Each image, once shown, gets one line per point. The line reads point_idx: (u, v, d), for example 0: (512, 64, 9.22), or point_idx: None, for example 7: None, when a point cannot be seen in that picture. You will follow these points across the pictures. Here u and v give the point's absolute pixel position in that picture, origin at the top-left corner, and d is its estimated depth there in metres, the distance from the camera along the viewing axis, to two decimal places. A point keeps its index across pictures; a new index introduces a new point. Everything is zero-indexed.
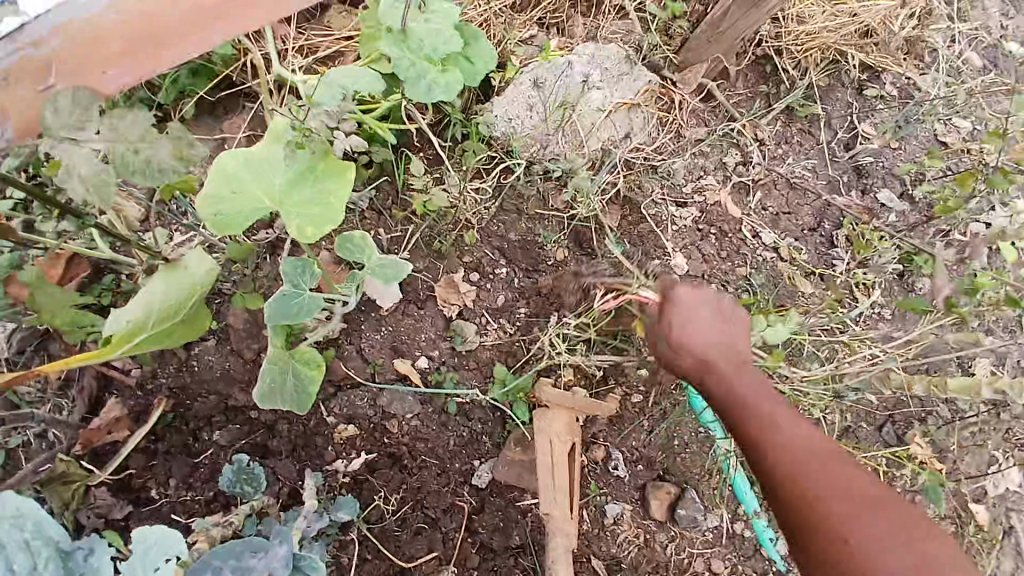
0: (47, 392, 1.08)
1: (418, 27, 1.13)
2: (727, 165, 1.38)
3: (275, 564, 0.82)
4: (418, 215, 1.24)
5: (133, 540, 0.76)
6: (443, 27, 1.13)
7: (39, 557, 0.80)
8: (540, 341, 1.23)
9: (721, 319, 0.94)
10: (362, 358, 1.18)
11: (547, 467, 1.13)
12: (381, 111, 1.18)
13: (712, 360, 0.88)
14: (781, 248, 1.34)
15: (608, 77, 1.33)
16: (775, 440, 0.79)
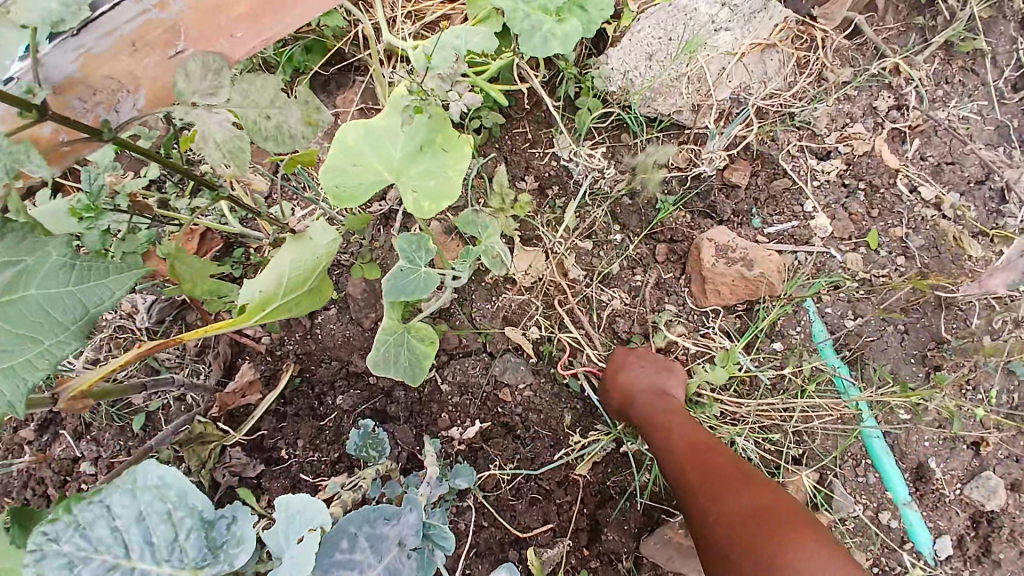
0: (185, 357, 1.16)
1: None
2: (879, 110, 1.20)
3: (406, 531, 0.82)
4: (527, 180, 1.19)
5: (278, 506, 0.70)
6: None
7: (181, 528, 0.68)
8: (657, 313, 1.17)
9: (658, 371, 1.10)
10: (473, 327, 1.17)
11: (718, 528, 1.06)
12: (492, 72, 1.13)
13: (634, 398, 1.05)
14: (946, 204, 1.16)
15: (739, 14, 1.15)
16: (693, 463, 0.94)
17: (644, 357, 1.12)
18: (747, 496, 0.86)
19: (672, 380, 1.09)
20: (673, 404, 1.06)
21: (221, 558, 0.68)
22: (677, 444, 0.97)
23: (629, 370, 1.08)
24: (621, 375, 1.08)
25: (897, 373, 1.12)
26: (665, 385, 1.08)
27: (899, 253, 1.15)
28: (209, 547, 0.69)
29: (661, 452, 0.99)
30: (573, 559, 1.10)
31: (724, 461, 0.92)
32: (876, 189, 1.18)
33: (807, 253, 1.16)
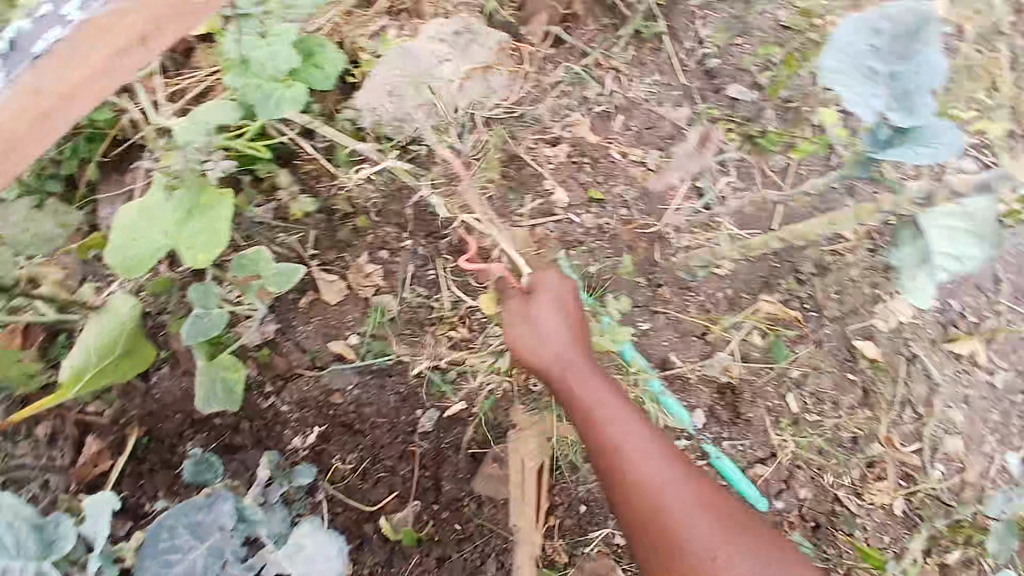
0: (36, 449, 1.25)
1: (258, 52, 1.18)
2: (589, 98, 1.50)
3: (218, 516, 1.15)
4: (315, 217, 1.40)
5: (88, 502, 1.11)
6: (282, 49, 1.18)
7: (18, 533, 1.06)
8: (449, 296, 1.42)
9: (565, 315, 1.11)
10: (300, 349, 1.38)
11: (515, 471, 1.36)
12: (250, 133, 1.33)
13: (566, 368, 1.05)
14: (648, 160, 1.47)
15: (454, 47, 1.41)
16: (606, 426, 1.00)
17: (541, 301, 1.13)
18: (669, 467, 0.96)
19: (558, 321, 1.10)
20: (555, 343, 1.07)
21: (52, 549, 1.08)
22: (603, 442, 0.99)
23: (546, 347, 1.07)
24: (529, 340, 1.09)
25: (635, 300, 1.41)
26: (548, 319, 1.10)
27: (623, 205, 1.45)
28: (41, 542, 1.08)
29: (567, 401, 1.04)
30: (426, 515, 1.33)
31: (658, 447, 0.98)
32: (598, 161, 1.47)
33: (556, 222, 1.44)
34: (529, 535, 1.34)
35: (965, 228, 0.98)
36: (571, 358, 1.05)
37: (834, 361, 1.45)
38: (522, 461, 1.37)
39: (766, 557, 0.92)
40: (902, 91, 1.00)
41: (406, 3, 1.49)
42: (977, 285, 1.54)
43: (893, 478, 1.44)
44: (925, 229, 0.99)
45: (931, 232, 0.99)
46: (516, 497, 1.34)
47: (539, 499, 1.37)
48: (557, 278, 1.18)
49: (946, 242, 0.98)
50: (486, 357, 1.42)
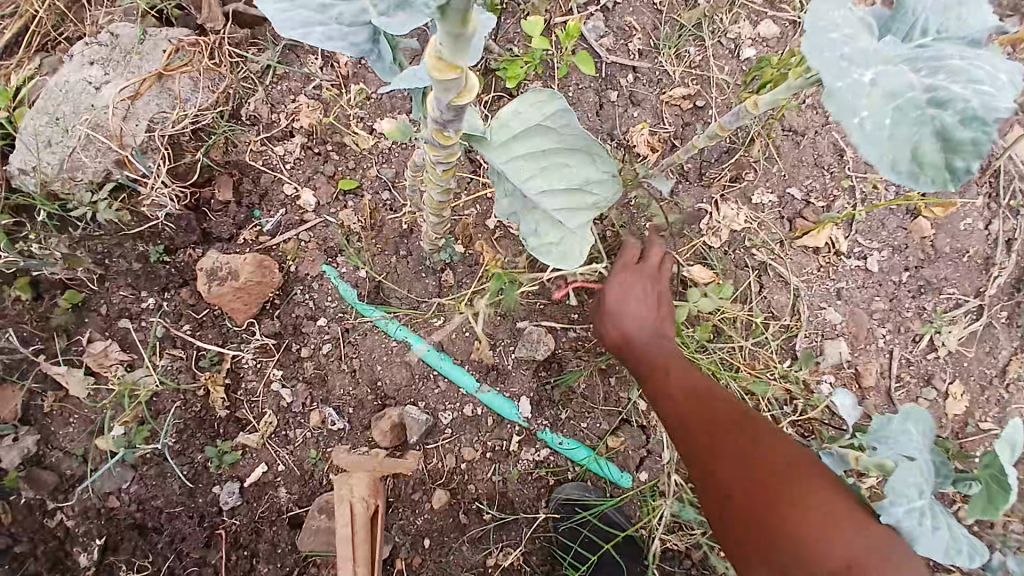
0: None
1: None
2: (313, 75, 1.27)
3: None
4: (16, 312, 1.18)
5: None
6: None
7: None
8: (212, 350, 1.20)
9: (653, 305, 1.10)
10: (62, 455, 1.20)
11: (345, 538, 1.08)
12: None
13: (657, 334, 1.08)
14: (397, 128, 1.26)
15: (113, 64, 1.16)
16: (725, 406, 0.96)
17: (637, 276, 1.13)
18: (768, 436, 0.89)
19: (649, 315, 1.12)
20: (657, 332, 1.07)
21: None
22: (677, 399, 0.98)
23: (639, 341, 1.06)
24: (610, 301, 1.10)
25: (421, 293, 1.21)
26: (657, 315, 1.10)
27: (382, 187, 1.25)
28: None
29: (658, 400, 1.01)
30: None
31: (736, 433, 0.90)
32: (344, 145, 1.26)
33: (310, 232, 1.23)
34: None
35: (556, 147, 0.83)
36: (663, 331, 1.08)
37: (670, 295, 1.27)
38: (352, 504, 1.09)
39: (827, 523, 0.75)
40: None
41: (68, 29, 1.24)
42: (817, 162, 1.31)
43: (772, 404, 1.29)
44: (507, 172, 0.80)
45: (514, 173, 0.81)
46: (346, 554, 1.08)
47: (371, 552, 1.12)
48: (651, 268, 1.15)
49: (542, 174, 0.82)
50: (273, 406, 1.20)
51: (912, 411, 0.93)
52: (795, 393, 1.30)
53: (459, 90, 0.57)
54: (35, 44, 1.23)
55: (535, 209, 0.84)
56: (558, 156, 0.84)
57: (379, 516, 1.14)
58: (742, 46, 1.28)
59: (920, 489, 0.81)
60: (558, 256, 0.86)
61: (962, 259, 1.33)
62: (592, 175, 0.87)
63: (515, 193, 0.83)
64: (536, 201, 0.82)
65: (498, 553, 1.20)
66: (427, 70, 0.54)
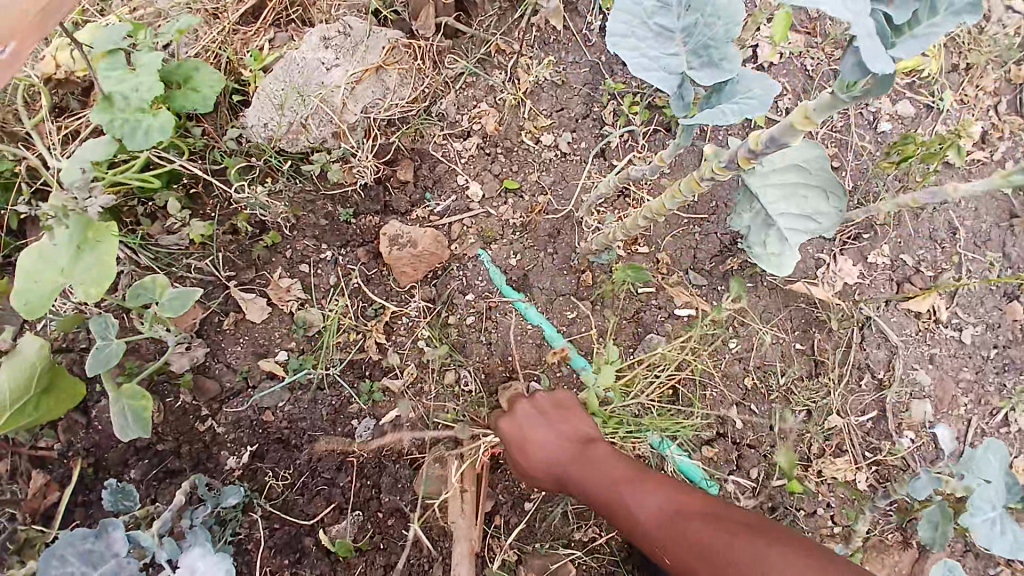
0: None
1: (120, 86, 1.14)
2: (495, 87, 1.45)
3: (113, 545, 0.99)
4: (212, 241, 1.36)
5: None
6: (149, 78, 1.14)
7: None
8: (374, 303, 1.40)
9: (556, 426, 1.21)
10: (231, 369, 1.37)
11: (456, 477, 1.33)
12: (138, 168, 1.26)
13: (556, 471, 1.16)
14: (561, 144, 1.42)
15: (342, 50, 1.37)
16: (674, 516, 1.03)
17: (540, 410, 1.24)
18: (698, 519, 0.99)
19: (578, 426, 1.22)
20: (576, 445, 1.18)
21: None
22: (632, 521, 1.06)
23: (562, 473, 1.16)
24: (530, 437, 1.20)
25: (560, 288, 1.38)
26: (565, 432, 1.20)
27: (539, 192, 1.41)
28: None
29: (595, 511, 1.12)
30: (369, 524, 1.32)
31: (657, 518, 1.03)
32: (511, 150, 1.44)
33: (473, 218, 1.41)
34: (469, 531, 1.30)
35: (803, 183, 1.02)
36: (577, 440, 1.19)
37: (782, 331, 1.40)
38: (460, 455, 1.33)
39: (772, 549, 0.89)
40: (699, 49, 0.73)
41: (294, 11, 1.44)
42: (931, 236, 1.45)
43: (857, 449, 1.39)
44: (758, 194, 1.03)
45: (764, 196, 1.03)
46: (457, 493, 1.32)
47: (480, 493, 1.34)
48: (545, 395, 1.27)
49: (784, 202, 1.02)
50: (416, 360, 1.38)
51: (992, 442, 1.08)
52: (878, 442, 1.40)
53: (797, 138, 0.75)
54: (270, 18, 1.43)
55: (769, 227, 1.04)
56: (806, 188, 1.02)
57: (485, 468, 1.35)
58: (880, 120, 1.45)
59: (994, 504, 1.02)
60: (775, 265, 1.05)
61: None
62: (823, 208, 1.02)
63: (758, 210, 1.05)
64: (774, 217, 1.03)
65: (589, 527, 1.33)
66: (793, 123, 0.71)
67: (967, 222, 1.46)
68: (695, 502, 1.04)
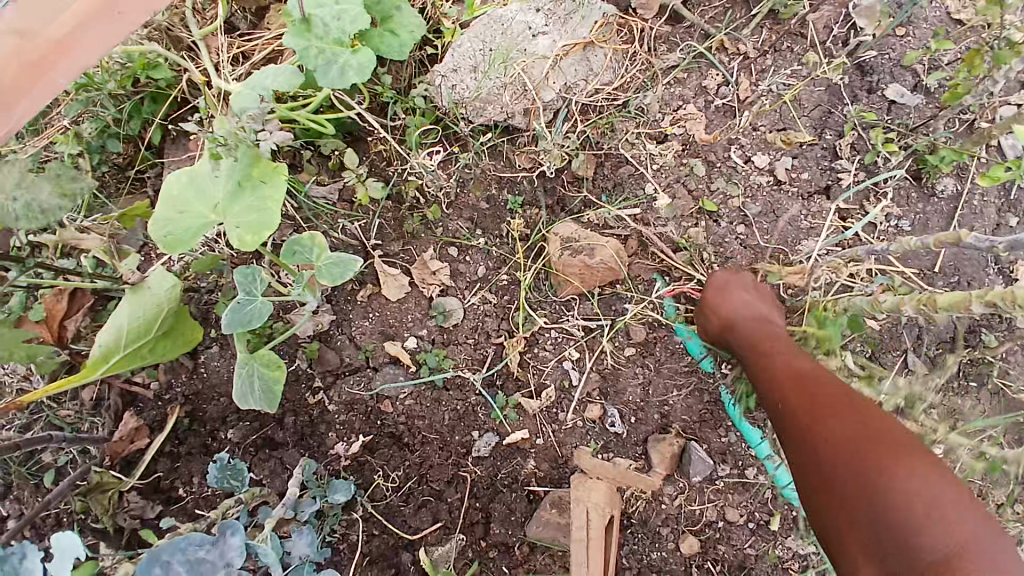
0: (83, 413, 1.24)
1: (321, 12, 1.00)
2: (708, 89, 1.23)
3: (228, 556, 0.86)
4: (365, 205, 1.21)
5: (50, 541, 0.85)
6: (353, 7, 1.00)
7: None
8: (521, 309, 1.22)
9: (755, 292, 1.11)
10: (354, 345, 1.23)
11: (581, 541, 1.10)
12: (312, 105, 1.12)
13: (734, 322, 1.07)
14: (776, 170, 1.19)
15: (553, 18, 1.20)
16: (853, 411, 0.84)
17: (736, 281, 1.12)
18: (844, 423, 0.82)
19: (773, 312, 1.11)
20: (764, 319, 1.08)
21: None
22: (778, 373, 0.96)
23: (733, 335, 1.07)
24: (713, 293, 1.12)
25: None
26: (766, 312, 1.09)
27: (738, 222, 1.19)
28: None
29: (764, 392, 0.96)
30: (470, 552, 1.17)
31: (838, 420, 0.83)
32: (712, 165, 1.21)
33: (654, 236, 1.21)
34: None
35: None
36: (769, 322, 1.07)
37: (1000, 445, 1.15)
38: (588, 513, 1.10)
39: (901, 485, 0.73)
40: None
41: None
42: None
43: None
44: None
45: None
46: (582, 557, 1.09)
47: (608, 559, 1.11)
48: (735, 270, 1.15)
49: None
50: (557, 381, 1.21)
51: None
52: None
53: None
54: None
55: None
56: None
57: (615, 526, 1.13)
58: None
59: None
60: None
61: None
62: None
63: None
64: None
65: None
66: None
67: None
68: (853, 413, 0.83)
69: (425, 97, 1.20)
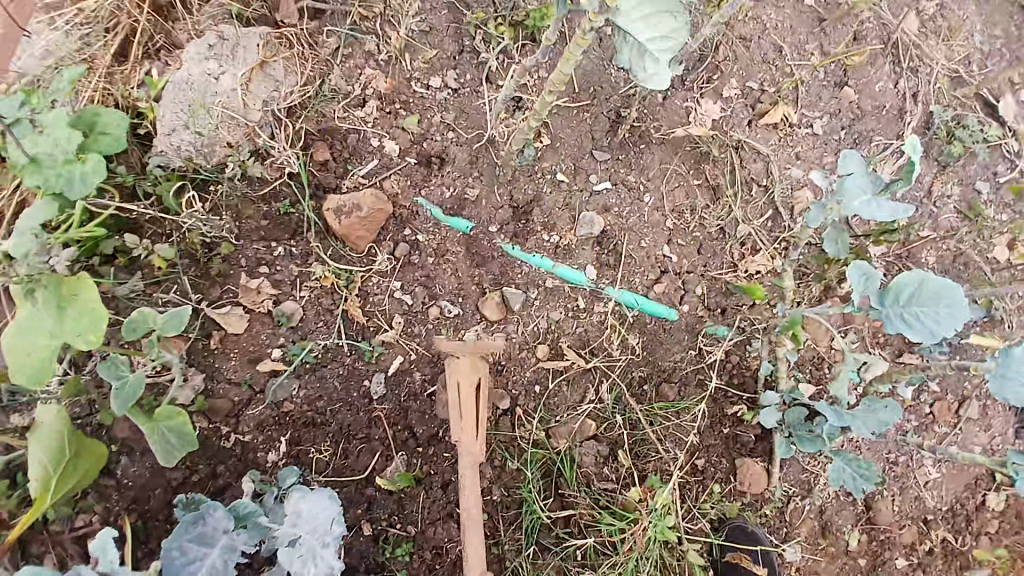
0: None
1: (40, 147, 1.22)
2: (372, 51, 1.56)
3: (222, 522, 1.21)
4: (164, 270, 1.42)
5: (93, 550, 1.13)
6: (61, 131, 1.23)
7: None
8: (339, 278, 1.50)
9: None
10: (232, 384, 1.43)
11: (456, 403, 1.38)
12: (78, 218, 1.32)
13: None
14: (449, 81, 1.57)
15: (223, 59, 1.47)
16: None
17: None
18: None
19: None
20: None
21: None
22: None
23: None
24: None
25: (497, 203, 1.55)
26: None
27: (446, 129, 1.56)
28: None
29: None
30: (412, 458, 1.48)
31: None
32: (407, 102, 1.56)
33: (398, 172, 1.54)
34: (469, 444, 1.38)
35: (655, 9, 1.09)
36: None
37: (680, 173, 1.64)
38: (458, 384, 1.38)
39: None
40: None
41: (157, 38, 1.50)
42: (765, 59, 1.70)
43: (766, 243, 1.65)
44: (627, 29, 1.12)
45: (633, 29, 1.12)
46: (457, 414, 1.37)
47: (479, 415, 1.40)
48: None
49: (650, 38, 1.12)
50: (397, 309, 1.51)
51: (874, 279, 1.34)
52: (780, 230, 1.66)
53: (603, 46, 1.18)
54: (140, 50, 1.48)
55: (644, 55, 1.14)
56: (661, 10, 1.09)
57: (485, 388, 1.41)
58: None
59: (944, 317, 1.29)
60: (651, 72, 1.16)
61: (881, 113, 1.71)
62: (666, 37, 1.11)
63: (632, 43, 1.14)
64: (644, 45, 1.13)
65: (597, 386, 1.56)
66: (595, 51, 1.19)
67: (787, 37, 1.71)
68: None
69: (161, 167, 1.42)
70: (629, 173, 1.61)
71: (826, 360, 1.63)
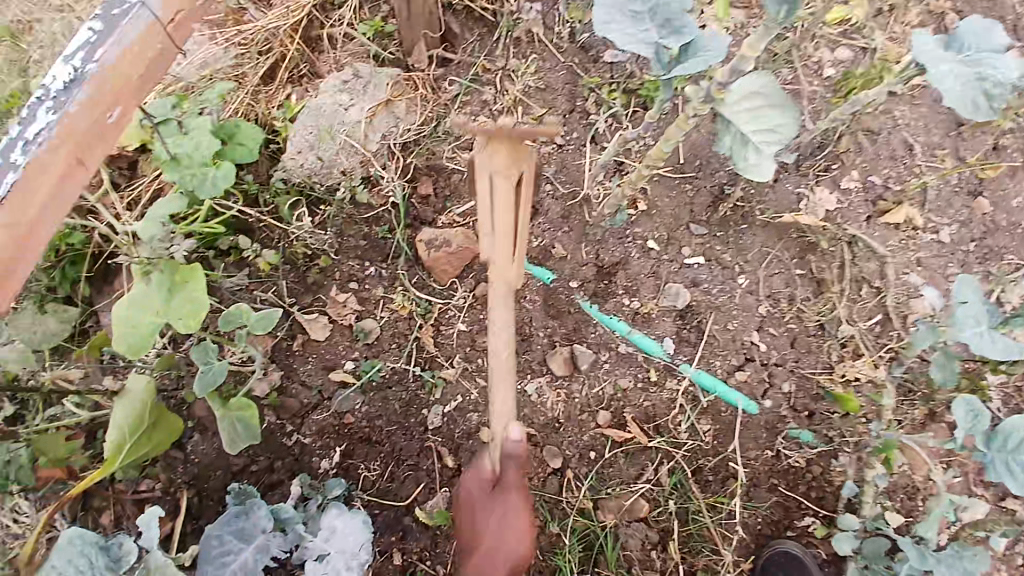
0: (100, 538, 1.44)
1: (182, 149, 1.39)
2: (489, 101, 1.65)
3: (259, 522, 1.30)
4: (268, 273, 1.54)
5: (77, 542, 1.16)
6: (205, 137, 1.40)
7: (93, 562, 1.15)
8: (420, 305, 1.55)
9: None
10: (304, 387, 1.50)
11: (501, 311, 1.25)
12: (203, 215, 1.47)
13: None
14: (556, 137, 1.62)
15: (355, 93, 1.61)
16: None
17: None
18: None
19: None
20: None
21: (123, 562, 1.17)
22: None
23: None
24: None
25: (581, 261, 1.55)
26: None
27: (544, 182, 1.60)
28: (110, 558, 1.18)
29: None
30: (455, 498, 1.47)
31: None
32: None
33: None
34: (505, 268, 1.27)
35: (765, 103, 1.10)
36: None
37: (780, 259, 1.57)
38: (491, 175, 1.24)
39: None
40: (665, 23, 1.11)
41: (303, 67, 1.68)
42: (892, 155, 1.60)
43: (867, 348, 1.52)
44: (731, 120, 1.12)
45: (737, 119, 1.11)
46: (487, 217, 1.26)
47: (516, 224, 1.26)
48: None
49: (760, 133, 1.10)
50: (466, 346, 1.54)
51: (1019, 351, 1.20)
52: (885, 339, 1.53)
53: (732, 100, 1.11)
54: (287, 75, 1.67)
55: (747, 144, 1.10)
56: (770, 105, 1.10)
57: (527, 183, 1.25)
58: (824, 67, 1.65)
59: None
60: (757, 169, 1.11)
61: (1016, 231, 1.57)
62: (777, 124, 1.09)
63: (735, 132, 1.12)
64: (748, 136, 1.10)
65: (655, 465, 1.49)
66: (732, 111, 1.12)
67: (920, 137, 1.61)
68: None
69: (283, 180, 1.57)
70: (724, 252, 1.56)
71: (920, 489, 1.45)
